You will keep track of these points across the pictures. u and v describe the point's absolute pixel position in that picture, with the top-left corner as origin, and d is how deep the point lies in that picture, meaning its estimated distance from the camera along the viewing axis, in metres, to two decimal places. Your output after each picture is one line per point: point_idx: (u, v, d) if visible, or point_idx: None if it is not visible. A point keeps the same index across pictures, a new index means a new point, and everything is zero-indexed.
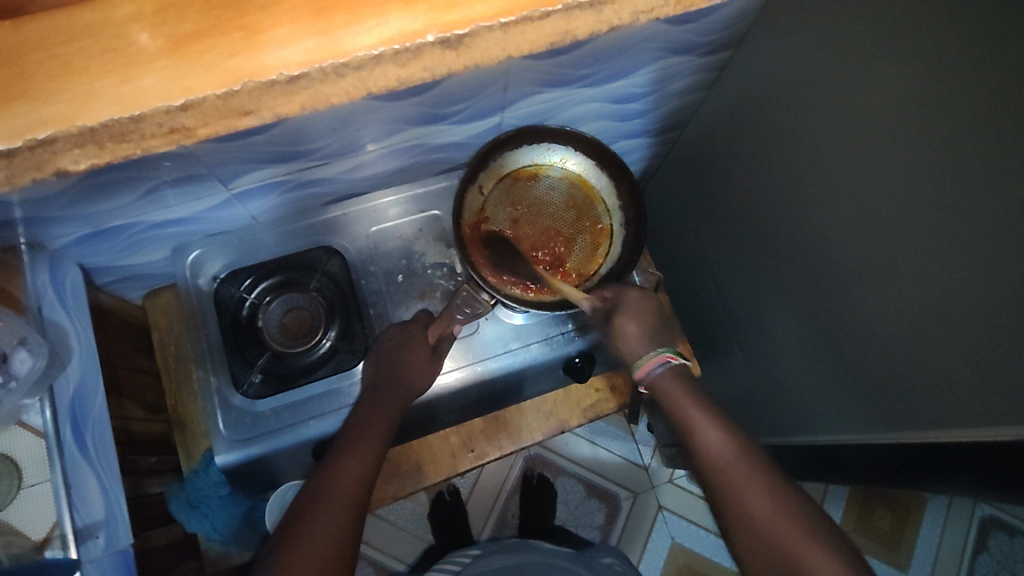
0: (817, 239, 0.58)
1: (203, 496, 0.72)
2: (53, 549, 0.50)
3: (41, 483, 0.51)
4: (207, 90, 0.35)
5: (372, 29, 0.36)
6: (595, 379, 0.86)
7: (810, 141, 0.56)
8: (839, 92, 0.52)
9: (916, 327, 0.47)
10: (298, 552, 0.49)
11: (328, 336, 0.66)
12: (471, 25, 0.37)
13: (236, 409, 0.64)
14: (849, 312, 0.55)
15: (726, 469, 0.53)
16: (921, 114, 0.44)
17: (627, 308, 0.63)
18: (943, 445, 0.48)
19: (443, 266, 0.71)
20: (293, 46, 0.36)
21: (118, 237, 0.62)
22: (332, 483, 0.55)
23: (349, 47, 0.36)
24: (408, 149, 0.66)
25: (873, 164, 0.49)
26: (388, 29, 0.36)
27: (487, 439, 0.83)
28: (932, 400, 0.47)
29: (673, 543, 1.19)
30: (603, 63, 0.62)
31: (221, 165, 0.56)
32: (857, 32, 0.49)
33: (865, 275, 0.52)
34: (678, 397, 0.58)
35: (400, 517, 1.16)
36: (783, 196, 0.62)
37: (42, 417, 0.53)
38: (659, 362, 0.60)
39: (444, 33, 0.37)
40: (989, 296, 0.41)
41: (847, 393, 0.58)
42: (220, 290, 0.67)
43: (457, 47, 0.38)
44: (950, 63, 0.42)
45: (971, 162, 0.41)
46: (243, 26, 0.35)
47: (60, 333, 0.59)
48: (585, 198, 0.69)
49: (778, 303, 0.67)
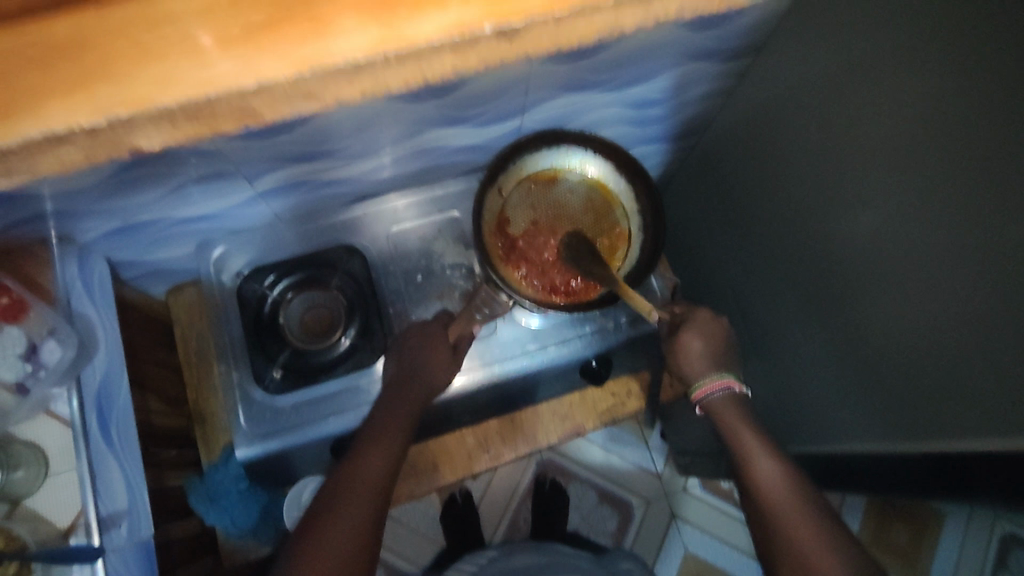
0: (836, 247, 0.58)
1: (223, 489, 0.73)
2: (78, 536, 0.51)
3: (67, 471, 0.52)
4: (279, 76, 0.34)
5: (434, 19, 0.35)
6: (611, 384, 0.86)
7: (831, 147, 0.56)
8: (859, 99, 0.52)
9: (937, 334, 0.47)
10: (319, 538, 0.51)
11: (347, 334, 0.66)
12: (527, 16, 0.36)
13: (258, 404, 0.64)
14: (869, 320, 0.55)
15: (774, 502, 0.55)
16: (943, 120, 0.44)
17: (693, 325, 0.65)
18: (953, 454, 0.48)
19: (462, 267, 0.71)
20: (356, 35, 0.35)
21: (144, 232, 0.63)
22: (354, 476, 0.56)
23: (413, 35, 0.35)
24: (429, 151, 0.67)
25: (896, 169, 0.49)
26: (449, 19, 0.35)
27: (502, 441, 0.84)
28: (949, 407, 0.47)
29: (684, 551, 1.19)
30: (622, 67, 0.63)
31: (247, 163, 0.57)
32: (878, 39, 0.49)
33: (885, 282, 0.52)
34: (741, 432, 0.60)
35: (412, 518, 1.17)
36: (802, 201, 0.62)
37: (69, 406, 0.54)
38: (720, 386, 0.63)
39: (501, 24, 0.36)
40: (1011, 304, 0.41)
41: (865, 400, 0.57)
42: (242, 286, 0.67)
43: (512, 37, 0.37)
44: (971, 70, 0.42)
45: (993, 168, 0.41)
46: (312, 17, 0.34)
47: (89, 324, 0.60)
48: (603, 202, 0.70)
49: (796, 309, 0.67)
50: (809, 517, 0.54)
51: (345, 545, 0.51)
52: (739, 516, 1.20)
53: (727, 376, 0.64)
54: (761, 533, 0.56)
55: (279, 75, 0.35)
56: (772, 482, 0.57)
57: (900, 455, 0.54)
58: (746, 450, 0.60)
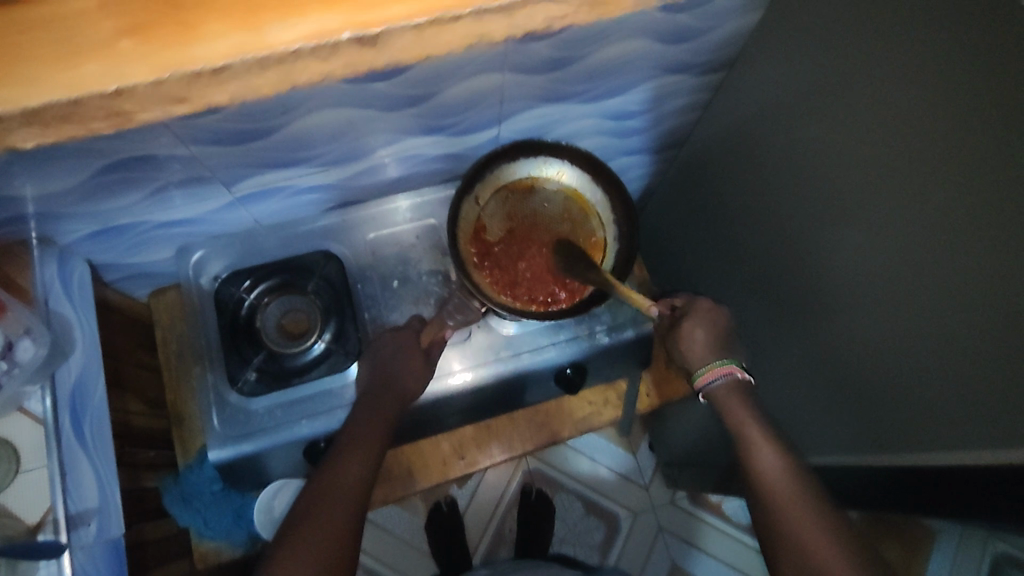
0: (810, 256, 0.58)
1: (196, 489, 0.73)
2: (46, 532, 0.52)
3: (37, 468, 0.54)
4: (138, 79, 0.35)
5: (293, 26, 0.36)
6: (588, 392, 0.86)
7: (800, 159, 0.57)
8: (829, 112, 0.53)
9: (915, 344, 0.47)
10: (293, 547, 0.52)
11: (322, 338, 0.67)
12: (385, 24, 0.36)
13: (231, 406, 0.65)
14: (841, 330, 0.55)
15: (783, 502, 0.54)
16: (906, 132, 0.45)
17: (694, 315, 0.66)
18: (935, 470, 0.47)
19: (438, 274, 0.71)
20: (220, 40, 0.35)
21: (126, 235, 0.65)
22: (331, 485, 0.57)
23: (273, 41, 0.35)
24: (407, 158, 0.68)
25: (863, 177, 0.50)
26: (304, 28, 0.36)
27: (478, 448, 0.84)
28: (927, 418, 0.47)
29: (671, 564, 1.18)
30: (598, 79, 0.64)
31: (225, 167, 0.58)
32: (847, 53, 0.50)
33: (856, 293, 0.52)
34: (744, 428, 0.60)
35: (396, 525, 1.17)
36: (774, 212, 0.63)
37: (42, 404, 0.56)
38: (722, 372, 0.64)
39: (359, 32, 0.36)
40: (988, 308, 0.41)
41: (845, 412, 0.57)
42: (220, 290, 0.68)
43: (374, 45, 0.37)
44: (933, 80, 0.42)
45: (962, 174, 0.41)
46: (179, 21, 0.35)
47: (65, 325, 0.60)
48: (579, 211, 0.70)
49: (770, 320, 0.68)
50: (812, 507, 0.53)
51: (324, 552, 0.52)
52: (745, 540, 1.20)
53: (727, 361, 0.64)
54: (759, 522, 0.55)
55: (145, 76, 0.35)
56: (779, 481, 0.55)
57: (873, 467, 0.54)
58: (749, 438, 0.59)
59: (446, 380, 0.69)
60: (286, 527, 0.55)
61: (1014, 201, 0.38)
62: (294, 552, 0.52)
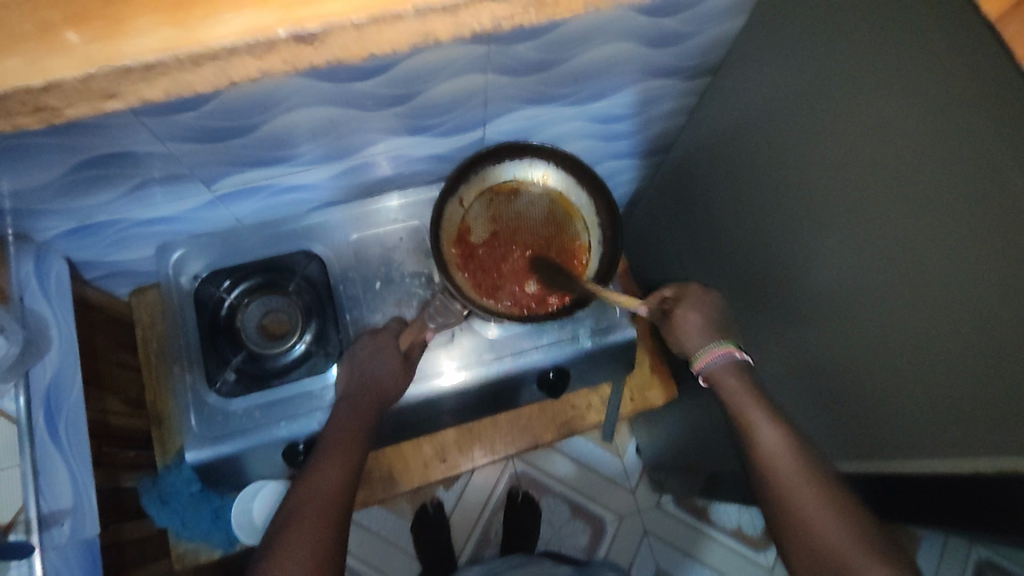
0: (790, 261, 0.58)
1: (173, 492, 0.72)
2: (17, 532, 0.52)
3: (9, 468, 0.53)
4: (66, 72, 0.36)
5: (230, 22, 0.37)
6: (572, 396, 0.86)
7: (781, 164, 0.57)
8: (810, 118, 0.52)
9: (895, 351, 0.47)
10: (280, 556, 0.52)
11: (302, 339, 0.67)
12: (321, 21, 0.37)
13: (209, 407, 0.64)
14: (816, 337, 0.55)
15: (788, 481, 0.53)
16: (887, 138, 0.45)
17: (688, 299, 0.64)
18: (911, 477, 0.48)
19: (421, 275, 0.71)
20: (149, 34, 0.36)
21: (104, 232, 0.64)
22: (314, 491, 0.57)
23: (206, 37, 0.36)
24: (389, 159, 0.68)
25: (840, 181, 0.50)
26: (242, 24, 0.37)
27: (461, 450, 0.83)
28: (907, 426, 0.47)
29: (657, 568, 1.18)
30: (582, 82, 0.64)
31: (204, 165, 0.58)
32: (829, 58, 0.50)
33: (834, 300, 0.52)
34: (743, 403, 0.58)
35: (382, 527, 1.17)
36: (754, 218, 0.63)
37: (16, 403, 0.55)
38: (719, 353, 0.61)
39: (296, 29, 0.37)
40: (969, 314, 0.40)
41: (824, 416, 0.57)
42: (200, 289, 0.68)
43: (312, 42, 0.38)
44: (913, 86, 0.42)
45: (940, 181, 0.41)
46: (108, 16, 0.36)
47: (41, 323, 0.60)
48: (564, 215, 0.70)
49: (748, 326, 0.67)
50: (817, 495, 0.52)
51: (312, 560, 0.52)
52: (732, 545, 1.20)
53: (724, 344, 0.61)
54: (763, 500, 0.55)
55: (76, 71, 0.36)
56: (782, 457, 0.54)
57: (847, 473, 0.55)
58: (748, 417, 0.57)
59: (435, 382, 0.68)
60: (273, 534, 0.55)
61: (992, 209, 0.38)
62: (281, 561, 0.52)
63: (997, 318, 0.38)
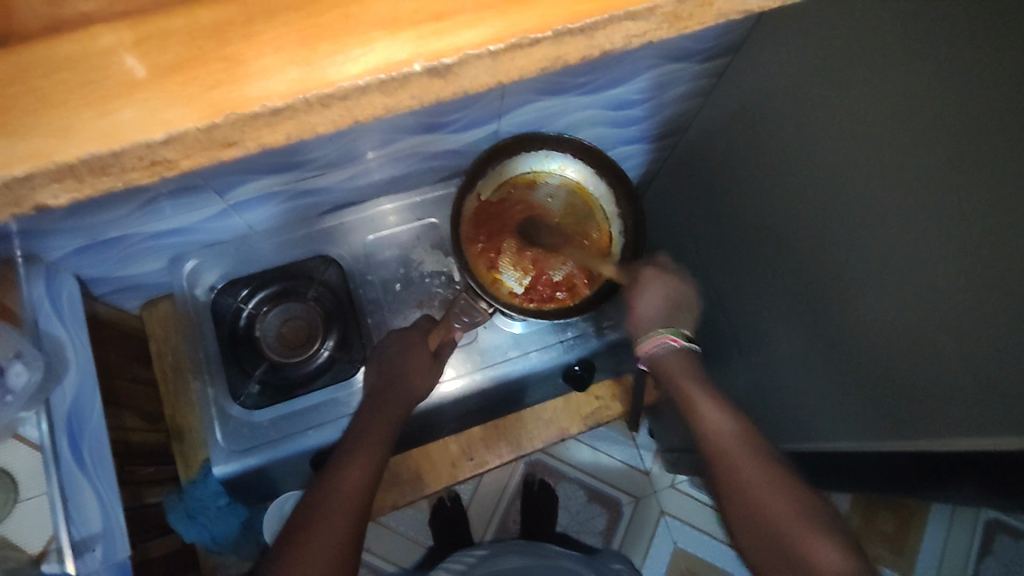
0: (801, 244, 0.56)
1: (199, 505, 0.73)
2: (51, 562, 0.50)
3: (37, 495, 0.52)
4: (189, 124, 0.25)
5: (355, 57, 0.26)
6: (595, 387, 0.86)
7: (791, 148, 0.56)
8: (819, 105, 0.51)
9: (901, 344, 0.45)
10: (297, 555, 0.51)
11: (325, 345, 0.66)
12: (459, 55, 0.26)
13: (234, 420, 0.64)
14: (830, 325, 0.54)
15: (741, 471, 0.52)
16: (896, 118, 0.43)
17: (648, 286, 0.62)
18: (914, 456, 0.46)
19: (441, 274, 0.70)
20: (275, 74, 0.26)
21: (114, 248, 0.62)
22: (334, 490, 0.55)
23: (334, 76, 0.26)
24: (402, 157, 0.65)
25: (851, 158, 0.48)
26: (370, 60, 0.26)
27: (486, 447, 0.83)
28: (908, 414, 0.45)
29: (674, 548, 1.19)
30: (599, 70, 0.62)
31: (215, 175, 0.55)
32: (835, 42, 0.48)
33: (848, 283, 0.50)
34: (688, 389, 0.58)
35: (401, 524, 1.16)
36: (766, 202, 0.61)
37: (38, 429, 0.53)
38: (659, 343, 0.60)
39: (432, 63, 0.26)
40: (981, 305, 0.38)
41: (824, 391, 0.56)
42: (217, 300, 0.66)
43: (445, 78, 0.27)
44: (922, 65, 0.40)
45: (956, 168, 0.39)
46: (226, 56, 0.26)
47: (57, 345, 0.59)
48: (583, 206, 0.68)
49: (761, 305, 0.66)
50: (769, 471, 0.51)
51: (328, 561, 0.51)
52: None
53: (665, 332, 0.60)
54: (713, 487, 0.54)
55: (200, 120, 0.25)
56: (730, 440, 0.54)
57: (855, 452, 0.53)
58: (690, 402, 0.57)
59: (456, 382, 0.68)
60: (289, 531, 0.54)
61: (1001, 192, 0.36)
62: (301, 561, 0.50)
63: (1001, 309, 0.37)
